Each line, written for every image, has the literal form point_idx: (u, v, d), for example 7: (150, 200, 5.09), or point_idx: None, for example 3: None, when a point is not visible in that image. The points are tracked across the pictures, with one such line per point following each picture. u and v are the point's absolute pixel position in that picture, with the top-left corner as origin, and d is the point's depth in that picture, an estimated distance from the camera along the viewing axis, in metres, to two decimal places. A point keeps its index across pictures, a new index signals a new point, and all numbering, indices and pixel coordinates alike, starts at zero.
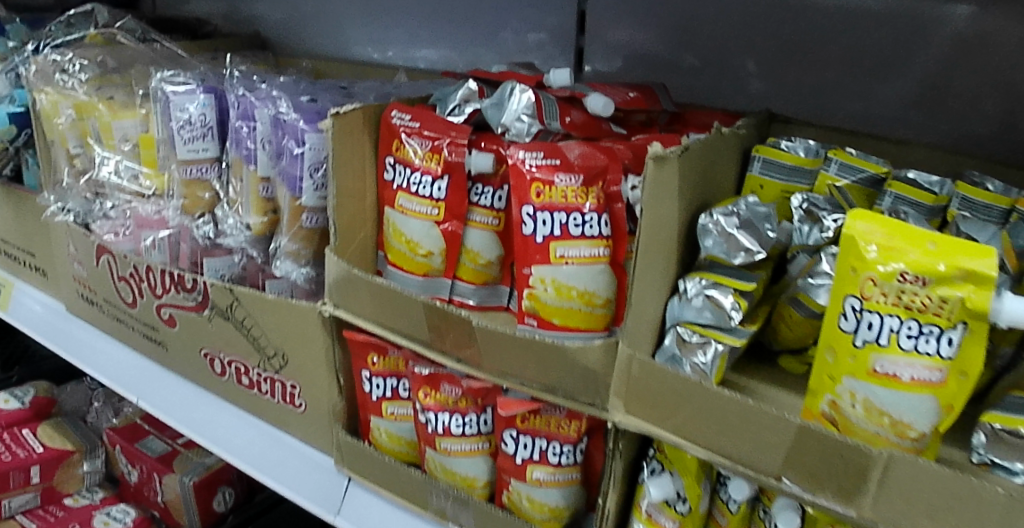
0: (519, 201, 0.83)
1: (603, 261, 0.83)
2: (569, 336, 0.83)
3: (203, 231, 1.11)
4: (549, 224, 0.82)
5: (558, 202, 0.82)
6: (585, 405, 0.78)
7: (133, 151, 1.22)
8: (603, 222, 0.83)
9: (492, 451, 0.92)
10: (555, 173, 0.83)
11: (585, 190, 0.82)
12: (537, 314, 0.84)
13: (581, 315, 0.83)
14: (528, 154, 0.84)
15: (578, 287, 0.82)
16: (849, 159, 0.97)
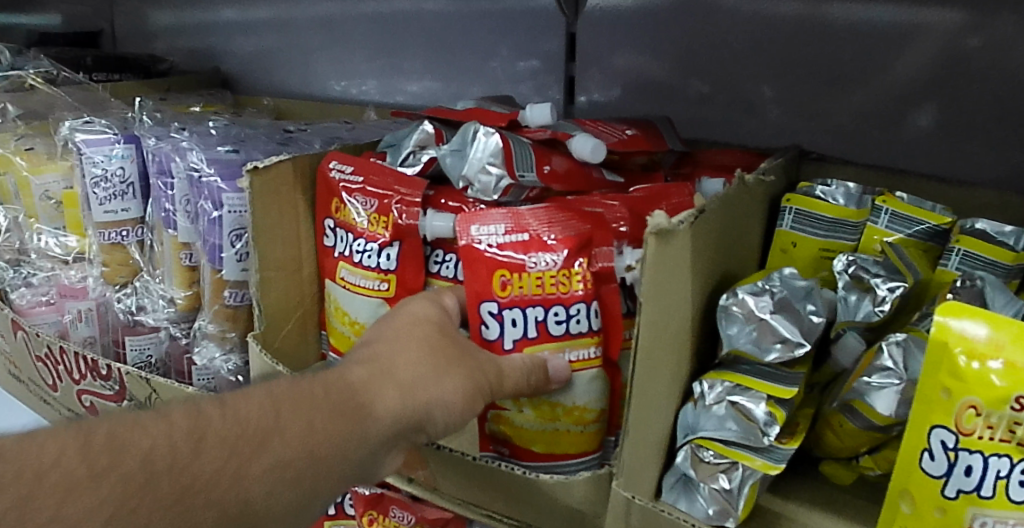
0: (476, 298, 0.62)
1: (596, 362, 0.61)
2: (562, 465, 0.62)
3: (124, 304, 0.91)
4: (520, 325, 0.61)
5: (531, 293, 0.61)
6: None
7: (55, 212, 1.00)
8: (596, 313, 0.62)
9: None
10: (525, 252, 0.61)
11: (568, 271, 0.61)
12: (510, 441, 0.63)
13: (570, 440, 0.62)
14: (483, 227, 0.63)
15: (562, 403, 0.61)
16: (904, 208, 0.77)
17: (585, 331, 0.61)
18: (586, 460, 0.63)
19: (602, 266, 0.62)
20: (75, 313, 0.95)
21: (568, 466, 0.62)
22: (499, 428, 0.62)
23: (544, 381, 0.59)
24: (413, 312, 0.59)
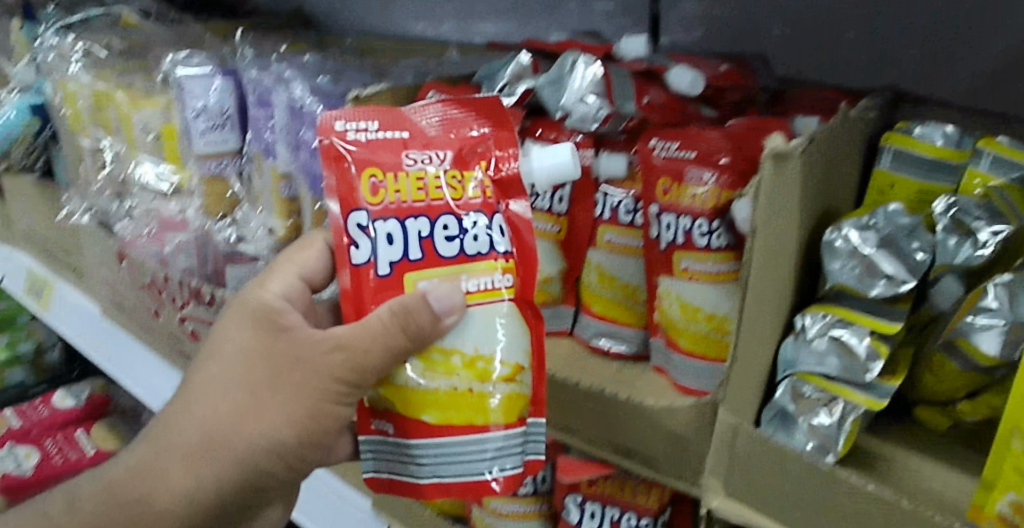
0: (344, 208, 0.55)
1: (503, 300, 0.56)
2: (461, 449, 0.55)
3: (225, 235, 0.92)
4: (399, 241, 0.55)
5: (410, 200, 0.55)
6: (668, 478, 0.58)
7: (154, 145, 1.01)
8: (497, 228, 0.56)
9: (552, 513, 0.72)
10: (404, 150, 0.57)
11: (457, 175, 0.57)
12: (395, 410, 0.57)
13: (468, 399, 0.55)
14: (350, 123, 0.57)
15: (461, 351, 0.55)
16: (1006, 150, 0.67)
17: (484, 250, 0.55)
18: (492, 438, 0.56)
19: (506, 176, 0.58)
20: (174, 244, 0.95)
21: (472, 450, 0.55)
22: (379, 394, 0.57)
23: (429, 322, 0.52)
24: (234, 338, 0.59)
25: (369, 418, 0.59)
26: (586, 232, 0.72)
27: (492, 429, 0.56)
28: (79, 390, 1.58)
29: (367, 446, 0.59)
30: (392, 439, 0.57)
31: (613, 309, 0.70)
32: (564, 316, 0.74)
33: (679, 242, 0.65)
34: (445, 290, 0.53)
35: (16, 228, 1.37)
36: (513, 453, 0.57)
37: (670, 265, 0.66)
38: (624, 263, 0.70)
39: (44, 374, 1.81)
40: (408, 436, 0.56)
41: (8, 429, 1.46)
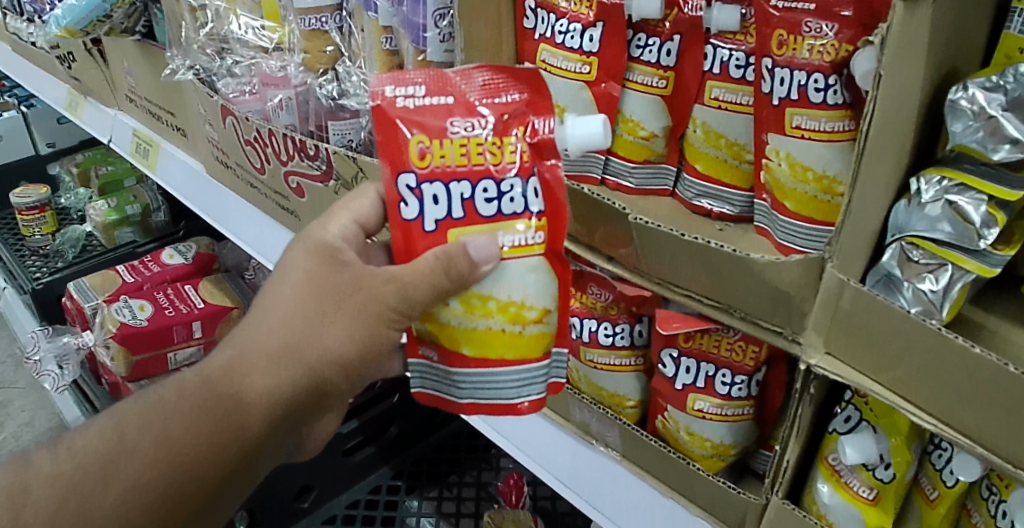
0: (394, 170, 0.56)
1: (534, 255, 0.56)
2: (493, 379, 0.58)
3: (326, 90, 0.94)
4: (443, 202, 0.55)
5: (454, 164, 0.55)
6: (768, 333, 0.58)
7: (253, 3, 1.04)
8: (533, 191, 0.56)
9: (648, 368, 0.75)
10: (448, 116, 0.55)
11: (498, 142, 0.55)
12: (439, 342, 0.59)
13: (503, 339, 0.57)
14: (399, 88, 0.56)
15: (498, 297, 0.56)
16: None
17: (519, 211, 0.55)
18: (520, 373, 0.58)
19: (542, 139, 0.56)
20: (275, 101, 0.96)
21: (502, 379, 0.58)
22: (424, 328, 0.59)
23: (467, 270, 0.54)
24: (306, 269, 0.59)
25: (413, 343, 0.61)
26: (694, 87, 0.71)
27: (516, 364, 0.58)
28: (185, 249, 1.68)
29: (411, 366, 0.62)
30: (436, 365, 0.60)
31: (717, 168, 0.71)
32: (666, 175, 0.75)
33: (792, 98, 0.63)
34: (485, 251, 0.54)
35: (120, 91, 1.42)
36: (539, 381, 0.59)
37: (781, 122, 0.64)
38: (733, 121, 0.70)
39: (151, 234, 1.92)
40: (452, 366, 0.59)
41: (124, 283, 1.57)
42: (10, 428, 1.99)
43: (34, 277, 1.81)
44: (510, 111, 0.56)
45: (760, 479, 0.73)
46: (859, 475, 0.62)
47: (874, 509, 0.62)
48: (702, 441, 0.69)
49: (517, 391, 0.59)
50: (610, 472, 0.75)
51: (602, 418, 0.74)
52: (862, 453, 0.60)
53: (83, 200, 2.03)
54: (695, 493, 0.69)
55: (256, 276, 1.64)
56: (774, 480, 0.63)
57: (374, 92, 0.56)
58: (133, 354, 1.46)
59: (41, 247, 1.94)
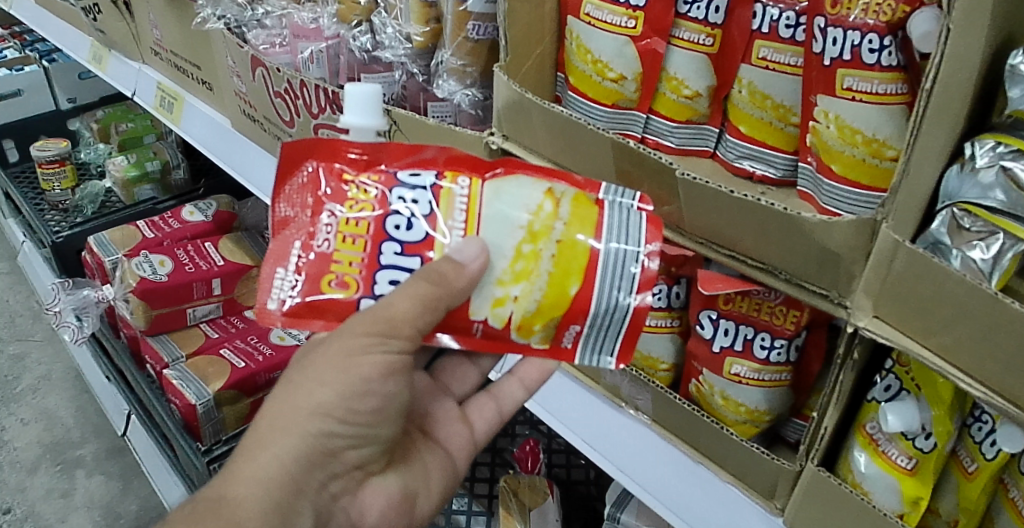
0: (347, 306, 0.59)
1: (480, 199, 0.59)
2: (617, 267, 0.58)
3: (359, 43, 0.93)
4: (398, 273, 0.59)
5: (365, 251, 0.59)
6: (814, 297, 0.57)
7: None
8: (408, 178, 0.60)
9: (684, 331, 0.74)
10: (315, 243, 0.59)
11: (353, 201, 0.59)
12: (557, 318, 0.59)
13: (562, 258, 0.58)
14: (270, 294, 0.59)
15: (519, 242, 0.58)
16: None
17: (428, 204, 0.59)
18: (613, 244, 0.58)
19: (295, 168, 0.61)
20: (308, 53, 0.95)
21: (618, 261, 0.58)
22: (536, 326, 0.60)
23: (454, 267, 0.56)
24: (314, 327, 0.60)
25: (561, 343, 0.61)
26: (741, 46, 0.68)
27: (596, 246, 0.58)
28: (206, 206, 1.67)
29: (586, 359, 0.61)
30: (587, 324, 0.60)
31: (762, 130, 0.69)
32: (708, 136, 0.74)
33: (844, 59, 0.60)
34: (460, 246, 0.57)
35: (145, 43, 1.40)
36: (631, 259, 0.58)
37: (831, 83, 0.61)
38: (781, 82, 0.67)
39: (170, 192, 1.91)
40: (587, 310, 0.59)
41: (145, 239, 1.56)
42: (28, 381, 2.01)
43: (53, 230, 1.81)
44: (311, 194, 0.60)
45: (792, 447, 0.72)
46: (897, 444, 0.61)
47: (911, 480, 0.61)
48: (737, 406, 0.68)
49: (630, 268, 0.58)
50: (640, 437, 0.74)
51: (634, 381, 0.73)
52: (903, 421, 0.59)
53: (103, 156, 2.02)
54: (726, 459, 0.68)
55: None
56: (810, 447, 0.63)
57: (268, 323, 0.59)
58: (153, 308, 1.46)
59: (61, 202, 1.93)
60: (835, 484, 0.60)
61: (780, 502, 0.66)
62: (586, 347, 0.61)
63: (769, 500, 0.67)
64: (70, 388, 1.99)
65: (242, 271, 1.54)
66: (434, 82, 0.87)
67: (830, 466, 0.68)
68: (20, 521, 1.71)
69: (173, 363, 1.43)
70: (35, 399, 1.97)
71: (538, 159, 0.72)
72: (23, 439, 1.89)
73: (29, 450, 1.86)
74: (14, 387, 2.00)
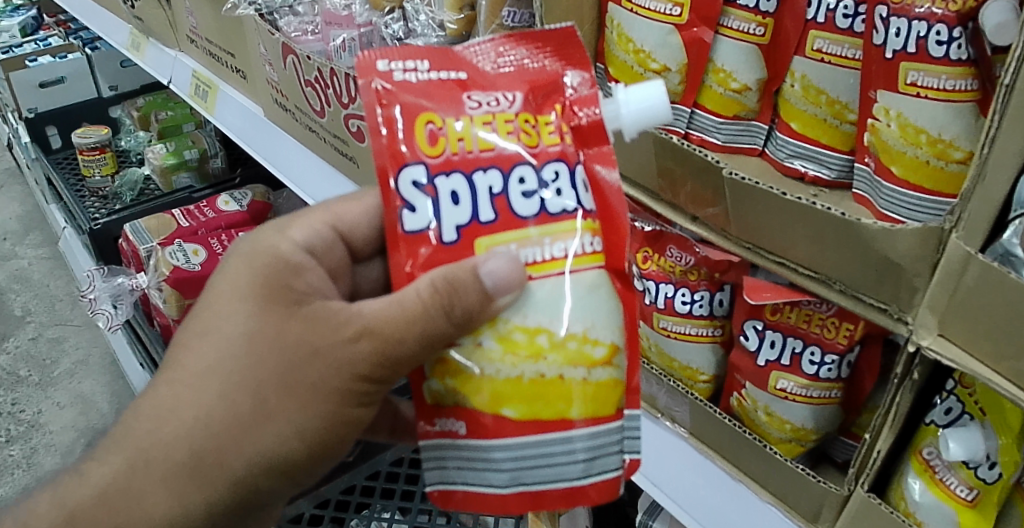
0: (394, 170, 0.45)
1: (564, 271, 0.45)
2: (546, 448, 0.46)
3: (391, 30, 0.92)
4: (466, 199, 0.45)
5: (477, 149, 0.45)
6: (872, 310, 0.53)
7: None
8: (579, 181, 0.47)
9: (727, 340, 0.70)
10: (475, 96, 0.47)
11: (531, 121, 0.47)
12: (467, 407, 0.46)
13: (559, 387, 0.45)
14: (395, 63, 0.48)
15: (546, 328, 0.45)
16: None
17: (568, 207, 0.46)
18: (569, 443, 0.46)
19: (586, 123, 0.48)
20: (338, 41, 0.91)
21: (552, 450, 0.46)
22: (446, 385, 0.47)
23: (478, 301, 0.43)
24: None
25: (430, 416, 0.48)
26: (794, 38, 0.63)
27: (580, 426, 0.46)
28: (241, 196, 1.65)
29: (429, 453, 0.48)
30: (464, 442, 0.46)
31: (815, 127, 0.64)
32: (757, 133, 0.69)
33: (909, 52, 0.55)
34: (502, 261, 0.44)
35: (181, 31, 1.39)
36: (612, 451, 0.47)
37: (892, 78, 0.56)
38: (836, 76, 0.62)
39: (207, 181, 1.90)
40: (485, 436, 0.46)
41: (179, 228, 1.55)
42: (66, 365, 2.04)
43: (91, 217, 1.81)
44: (531, 87, 0.48)
45: (839, 468, 0.68)
46: (958, 473, 0.57)
47: (970, 512, 0.56)
48: (782, 423, 0.64)
49: (583, 466, 0.46)
50: (725, 488, 0.67)
51: (672, 392, 0.69)
52: (967, 450, 0.55)
53: (143, 143, 2.02)
54: (768, 478, 0.64)
55: None
56: (859, 471, 0.58)
57: (358, 64, 0.47)
58: (185, 297, 1.45)
59: (100, 189, 1.94)
60: (885, 512, 0.56)
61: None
62: (431, 447, 0.48)
63: (813, 523, 0.62)
64: (106, 374, 2.01)
65: None
66: None
67: (881, 490, 0.63)
68: None
69: None
70: (71, 383, 1.99)
71: None
72: (58, 422, 1.90)
73: (64, 434, 1.88)
74: (52, 371, 2.03)
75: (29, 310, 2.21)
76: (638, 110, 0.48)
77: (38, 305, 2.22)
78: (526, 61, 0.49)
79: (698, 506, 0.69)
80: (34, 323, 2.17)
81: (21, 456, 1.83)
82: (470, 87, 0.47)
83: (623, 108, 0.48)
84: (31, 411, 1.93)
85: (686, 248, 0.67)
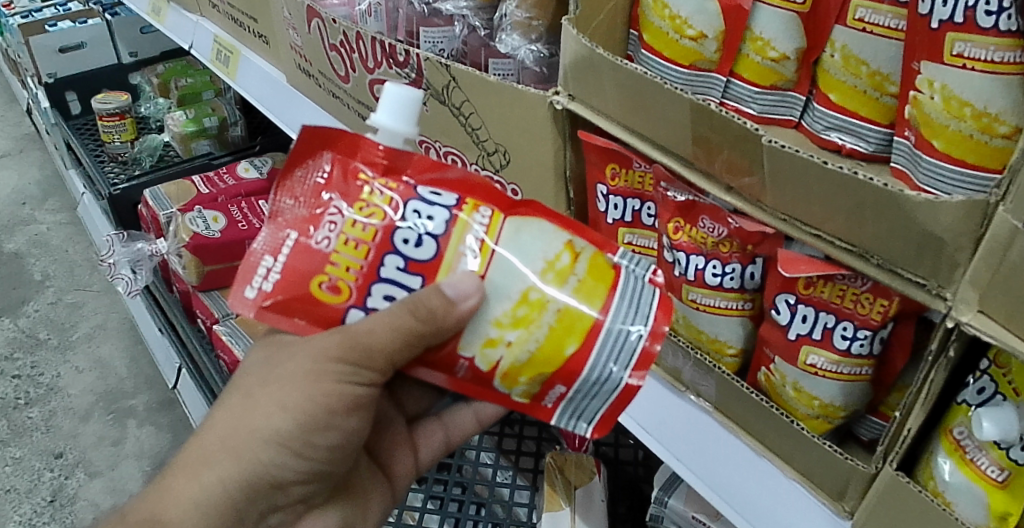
0: (340, 316, 0.57)
1: (494, 250, 0.55)
2: (616, 340, 0.55)
3: None
4: (396, 288, 0.56)
5: (361, 259, 0.55)
6: (909, 285, 0.52)
7: None
8: (425, 197, 0.56)
9: (756, 314, 0.69)
10: (325, 220, 0.56)
11: (363, 203, 0.56)
12: (549, 376, 0.56)
13: (573, 307, 0.55)
14: (252, 284, 0.56)
15: (529, 288, 0.55)
16: None
17: (445, 220, 0.56)
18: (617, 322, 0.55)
19: (384, 157, 0.57)
20: (365, 5, 0.90)
21: (617, 333, 0.55)
22: (523, 378, 0.56)
23: (442, 302, 0.53)
24: None
25: (542, 401, 0.58)
26: (834, 9, 0.61)
27: (606, 305, 0.55)
28: (261, 163, 1.65)
29: (565, 420, 0.59)
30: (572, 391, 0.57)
31: (855, 99, 0.63)
32: (794, 104, 0.67)
33: (956, 22, 0.53)
34: (452, 280, 0.54)
35: None
36: (637, 293, 0.56)
37: (937, 49, 0.55)
38: (878, 47, 0.60)
39: (226, 148, 1.90)
40: (576, 376, 0.56)
41: (199, 194, 1.55)
42: (84, 329, 2.05)
43: (111, 182, 1.81)
44: (341, 181, 0.57)
45: (864, 447, 0.67)
46: (988, 453, 0.56)
47: (1001, 493, 0.55)
48: (811, 399, 0.64)
49: (634, 324, 0.55)
50: (749, 464, 0.67)
51: (698, 365, 0.68)
52: (1000, 429, 0.54)
53: (162, 110, 2.02)
54: (794, 455, 0.63)
55: None
56: (888, 450, 0.57)
57: (245, 312, 0.57)
58: (205, 264, 1.45)
59: (120, 154, 1.94)
60: (915, 491, 0.55)
61: (850, 505, 0.60)
62: (565, 411, 0.59)
63: (838, 501, 0.61)
64: (125, 338, 2.02)
65: None
66: (496, 37, 0.83)
67: (908, 469, 0.63)
68: (72, 466, 1.75)
69: (223, 318, 1.41)
70: (90, 347, 2.01)
71: (606, 120, 0.68)
72: (77, 386, 1.92)
73: (82, 398, 1.89)
74: (71, 335, 2.05)
75: (48, 274, 2.23)
76: (399, 115, 0.57)
77: (57, 270, 2.24)
78: (317, 175, 0.57)
79: (722, 483, 0.69)
80: (53, 287, 2.19)
81: (41, 418, 1.85)
82: (315, 219, 0.56)
83: (391, 124, 0.57)
84: (50, 375, 1.95)
85: (718, 220, 0.65)
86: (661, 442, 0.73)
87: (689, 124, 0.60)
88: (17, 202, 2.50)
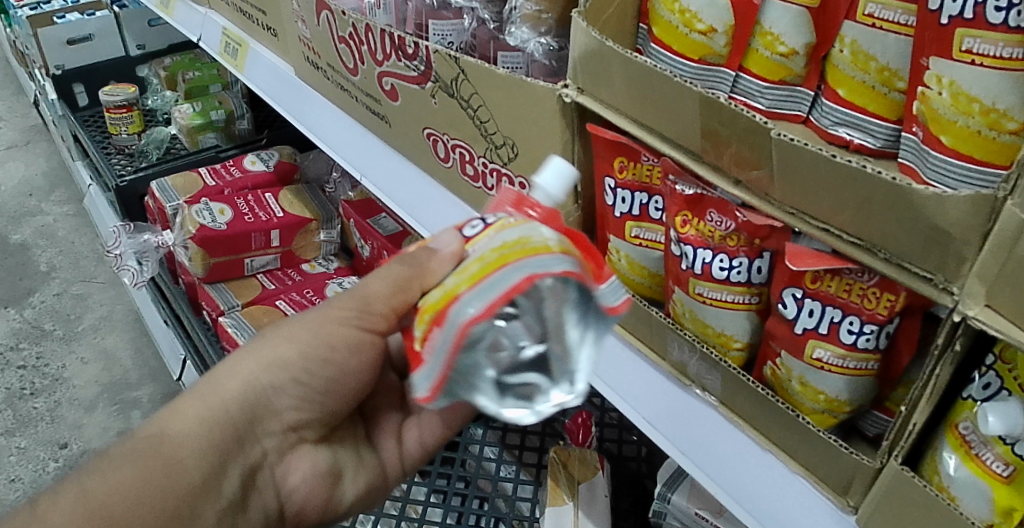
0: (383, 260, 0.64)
1: (488, 222, 0.57)
2: (480, 285, 0.50)
3: None
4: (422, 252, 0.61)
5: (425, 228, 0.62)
6: (916, 279, 0.52)
7: None
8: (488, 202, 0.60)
9: (763, 308, 0.69)
10: None
11: None
12: (428, 315, 0.53)
13: (482, 253, 0.53)
14: None
15: (478, 239, 0.55)
16: None
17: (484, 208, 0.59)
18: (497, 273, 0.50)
19: None
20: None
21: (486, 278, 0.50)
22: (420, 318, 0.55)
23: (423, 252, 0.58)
24: None
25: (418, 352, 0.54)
26: (844, 4, 0.61)
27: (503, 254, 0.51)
28: (268, 156, 1.66)
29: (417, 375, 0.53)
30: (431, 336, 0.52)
31: (863, 94, 0.63)
32: (802, 99, 0.67)
33: (965, 18, 0.53)
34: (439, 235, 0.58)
35: None
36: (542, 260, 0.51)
37: (946, 45, 0.55)
38: (887, 43, 0.60)
39: (233, 141, 1.91)
40: (439, 315, 0.52)
41: (206, 187, 1.56)
42: (90, 320, 2.06)
43: (118, 174, 1.82)
44: None
45: (870, 441, 0.67)
46: (994, 449, 0.56)
47: (1006, 489, 0.55)
48: (817, 393, 0.64)
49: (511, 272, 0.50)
50: (754, 460, 0.67)
51: (703, 359, 0.68)
52: (1006, 424, 0.53)
53: (168, 103, 2.02)
54: (798, 449, 0.64)
55: (335, 190, 1.61)
56: (894, 445, 0.57)
57: None
58: (211, 256, 1.45)
59: (127, 146, 1.94)
60: (920, 486, 0.55)
61: (854, 499, 0.61)
62: (423, 369, 0.52)
63: (842, 496, 0.62)
64: (130, 330, 2.03)
65: (299, 224, 1.50)
66: (504, 30, 0.83)
67: (913, 464, 0.63)
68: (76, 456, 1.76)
69: (229, 310, 1.42)
70: (95, 338, 2.01)
71: (614, 113, 0.68)
72: (82, 377, 1.93)
73: (87, 389, 1.90)
74: (76, 326, 2.05)
75: (54, 266, 2.24)
76: (552, 180, 0.60)
77: (63, 261, 2.25)
78: None
79: (727, 479, 0.69)
80: (59, 278, 2.20)
81: (46, 408, 1.86)
82: None
83: (546, 187, 0.59)
84: (56, 365, 1.96)
85: (726, 215, 0.65)
86: (667, 438, 0.74)
87: (698, 117, 0.60)
88: (23, 193, 2.51)
